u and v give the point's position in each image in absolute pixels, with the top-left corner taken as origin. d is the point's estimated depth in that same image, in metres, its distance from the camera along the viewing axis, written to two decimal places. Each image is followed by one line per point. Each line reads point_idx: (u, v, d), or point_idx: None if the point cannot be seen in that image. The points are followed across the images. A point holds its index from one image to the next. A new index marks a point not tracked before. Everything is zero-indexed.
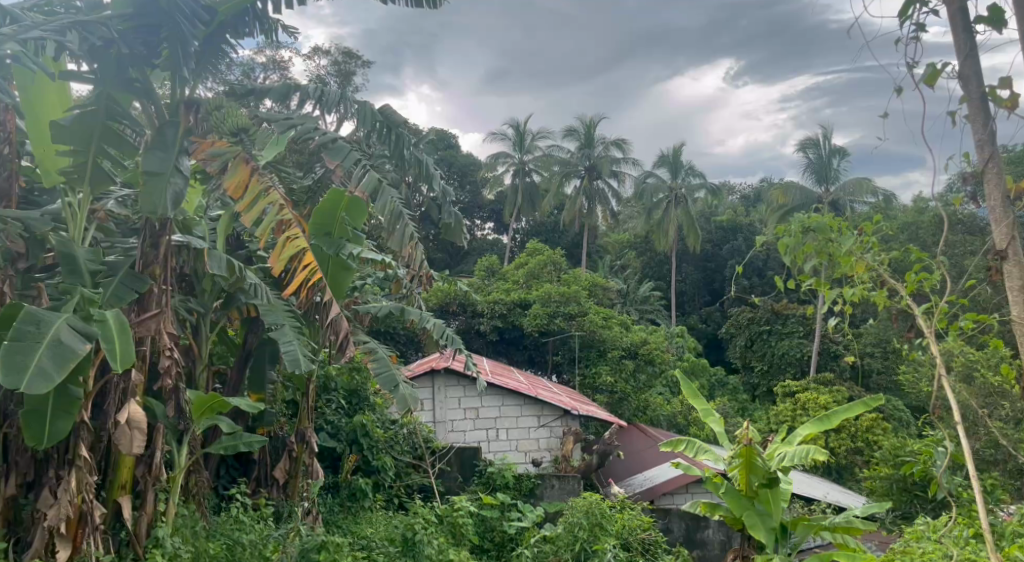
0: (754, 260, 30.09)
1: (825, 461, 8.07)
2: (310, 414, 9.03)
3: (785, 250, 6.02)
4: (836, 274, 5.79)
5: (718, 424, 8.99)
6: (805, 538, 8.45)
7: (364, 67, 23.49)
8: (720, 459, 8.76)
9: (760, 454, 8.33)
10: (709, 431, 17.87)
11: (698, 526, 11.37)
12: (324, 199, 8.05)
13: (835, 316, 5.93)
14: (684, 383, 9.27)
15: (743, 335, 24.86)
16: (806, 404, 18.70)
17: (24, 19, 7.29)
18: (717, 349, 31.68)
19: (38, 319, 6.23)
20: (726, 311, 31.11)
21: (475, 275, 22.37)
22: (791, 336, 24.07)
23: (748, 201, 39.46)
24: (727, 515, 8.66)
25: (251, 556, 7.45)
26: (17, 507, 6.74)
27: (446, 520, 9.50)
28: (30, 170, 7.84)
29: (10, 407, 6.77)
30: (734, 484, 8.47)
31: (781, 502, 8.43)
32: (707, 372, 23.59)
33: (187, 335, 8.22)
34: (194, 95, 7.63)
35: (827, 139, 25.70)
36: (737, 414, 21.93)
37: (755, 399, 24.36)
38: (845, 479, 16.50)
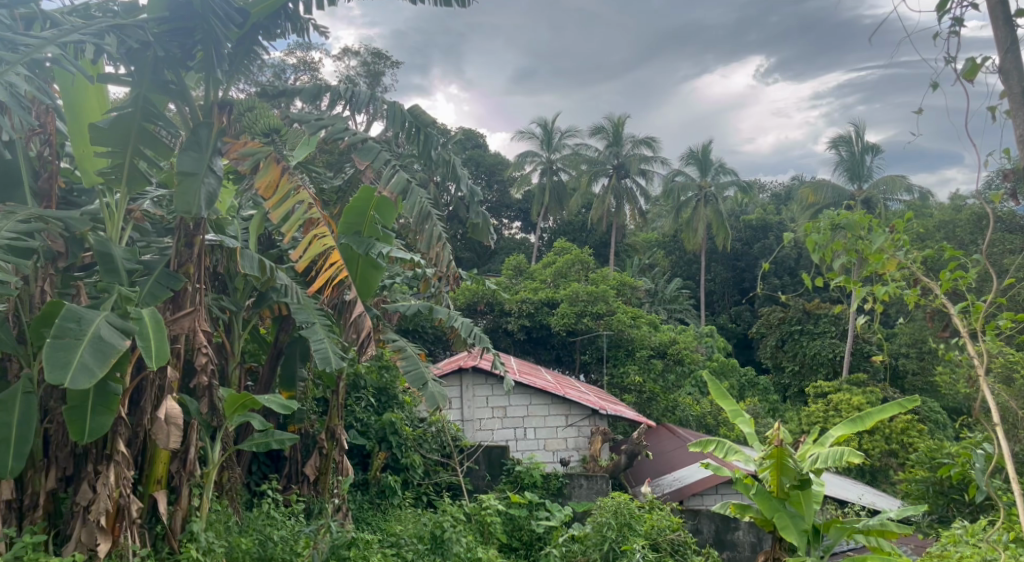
0: (785, 259, 29.87)
1: (860, 462, 8.00)
2: (339, 411, 9.14)
3: (814, 248, 6.01)
4: (865, 273, 5.81)
5: (747, 425, 8.98)
6: (838, 540, 8.30)
7: (393, 68, 23.63)
8: (750, 460, 8.73)
9: (791, 455, 8.38)
10: (738, 431, 17.77)
11: (728, 527, 11.34)
12: (355, 198, 8.12)
13: (864, 313, 5.99)
14: (712, 383, 9.22)
15: (774, 335, 24.68)
16: (838, 405, 18.60)
17: (63, 23, 7.41)
18: (746, 350, 31.53)
19: (78, 316, 6.35)
20: (756, 311, 30.94)
21: (503, 275, 22.35)
22: (823, 335, 23.87)
23: (779, 199, 39.09)
24: (757, 516, 8.64)
25: (282, 552, 7.57)
26: (57, 500, 6.85)
27: (474, 518, 9.57)
28: (68, 172, 7.93)
29: (51, 403, 6.88)
30: (765, 485, 8.48)
31: (814, 503, 8.37)
32: (737, 372, 23.49)
33: (220, 333, 8.36)
34: (226, 96, 7.76)
35: (860, 135, 25.42)
36: (767, 414, 21.81)
37: (786, 400, 24.21)
38: (878, 481, 16.39)
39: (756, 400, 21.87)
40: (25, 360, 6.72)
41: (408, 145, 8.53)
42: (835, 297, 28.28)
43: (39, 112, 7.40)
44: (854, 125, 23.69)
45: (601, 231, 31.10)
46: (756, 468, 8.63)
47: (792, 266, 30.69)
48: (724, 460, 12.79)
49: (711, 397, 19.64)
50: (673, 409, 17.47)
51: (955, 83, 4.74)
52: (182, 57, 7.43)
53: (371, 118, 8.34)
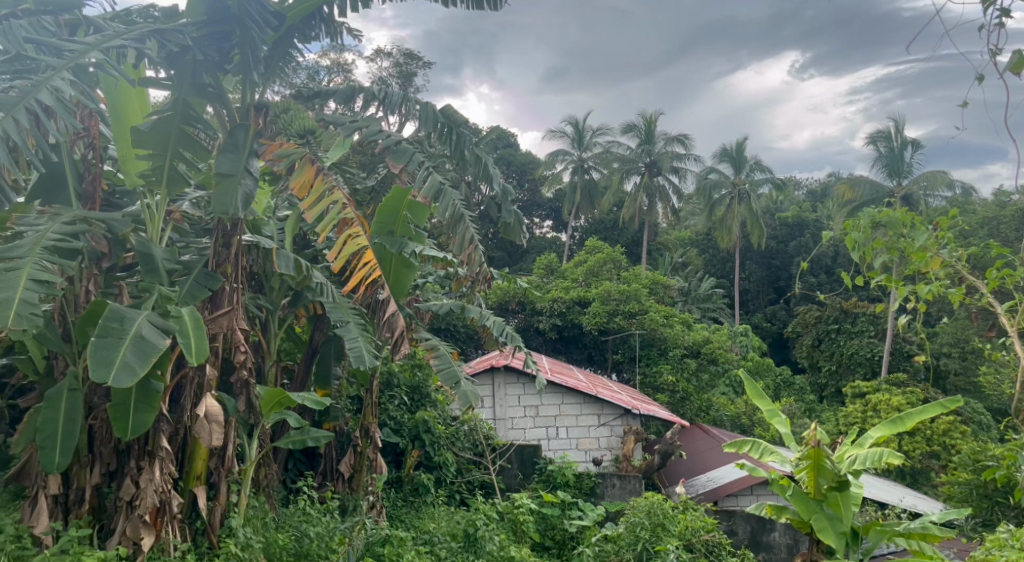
0: (822, 256, 29.56)
1: (900, 465, 8.01)
2: (373, 409, 9.22)
3: (854, 246, 5.99)
4: (908, 271, 5.79)
5: (784, 425, 8.96)
6: (878, 544, 8.33)
7: (424, 68, 23.73)
8: (785, 461, 8.74)
9: (829, 456, 8.37)
10: (774, 431, 17.65)
11: (764, 529, 11.29)
12: (387, 198, 8.19)
13: (905, 312, 5.99)
14: (747, 383, 9.21)
15: (810, 334, 24.34)
16: (877, 406, 18.40)
17: (106, 29, 7.54)
18: (782, 349, 31.27)
19: (121, 316, 6.49)
20: (792, 310, 30.67)
21: (534, 274, 22.34)
22: (860, 335, 23.55)
23: (815, 196, 38.64)
24: (794, 517, 8.61)
25: (318, 548, 7.63)
26: (101, 495, 6.99)
27: (507, 517, 9.64)
28: (111, 175, 8.08)
29: (95, 400, 7.02)
30: (801, 487, 8.48)
31: (852, 506, 8.37)
32: (771, 372, 23.33)
33: (257, 332, 8.50)
34: (262, 98, 7.90)
35: (899, 131, 25.10)
36: (803, 415, 21.61)
37: (823, 400, 23.96)
38: (919, 483, 16.20)
39: (791, 400, 21.71)
40: (70, 359, 6.86)
41: (441, 145, 8.61)
42: (874, 296, 27.93)
43: (83, 116, 7.46)
44: (894, 120, 23.41)
45: (633, 229, 30.99)
46: (793, 469, 8.65)
47: (829, 264, 30.35)
48: (759, 461, 12.74)
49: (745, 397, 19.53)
50: (706, 409, 17.50)
51: (1001, 76, 4.71)
52: (219, 60, 7.57)
53: (404, 119, 8.42)
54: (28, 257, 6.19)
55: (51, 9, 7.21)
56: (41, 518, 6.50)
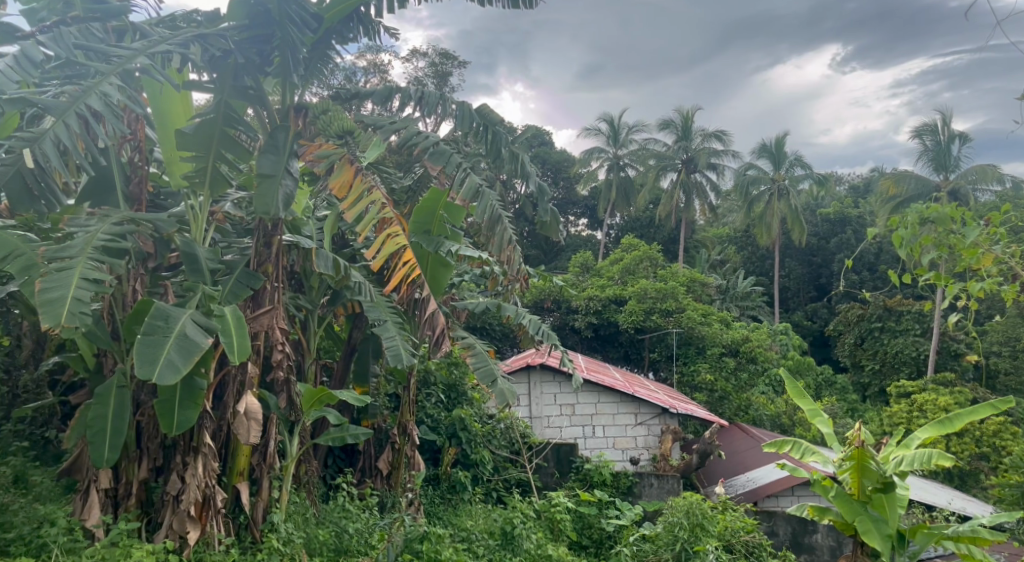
0: (866, 253, 29.19)
1: (951, 466, 7.95)
2: (411, 406, 9.36)
3: (901, 243, 5.88)
4: (958, 268, 5.75)
5: (826, 425, 8.95)
6: (925, 546, 8.30)
7: (460, 67, 23.82)
8: (828, 461, 8.78)
9: (874, 458, 8.38)
10: (816, 431, 17.52)
11: (806, 530, 11.18)
12: (424, 199, 8.33)
13: (956, 310, 5.95)
14: (789, 383, 9.20)
15: (853, 332, 24.08)
16: (923, 406, 18.14)
17: (151, 34, 7.71)
18: (823, 348, 30.93)
19: (166, 314, 6.64)
20: (834, 308, 30.32)
21: (570, 272, 22.35)
22: (905, 333, 23.15)
23: (858, 192, 38.08)
24: (838, 519, 8.61)
25: (357, 544, 7.76)
26: (148, 489, 7.16)
27: (544, 515, 9.71)
28: (156, 177, 8.27)
29: (142, 397, 7.18)
30: (845, 488, 8.49)
31: (898, 508, 8.31)
32: (812, 370, 23.15)
33: (297, 330, 8.64)
34: (302, 100, 8.04)
35: (946, 125, 24.72)
36: (845, 414, 21.38)
37: (865, 400, 23.69)
38: (968, 485, 15.96)
39: (833, 400, 21.50)
40: (118, 356, 7.03)
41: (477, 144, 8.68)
42: (919, 294, 27.53)
43: (130, 120, 7.66)
44: (942, 113, 23.05)
45: (670, 226, 30.80)
46: (836, 470, 8.66)
47: (872, 261, 29.93)
48: (801, 462, 12.66)
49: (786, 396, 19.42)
50: (745, 408, 17.43)
51: None
52: (260, 63, 7.73)
53: (441, 118, 8.50)
54: (80, 257, 6.35)
55: (99, 15, 7.57)
56: (92, 512, 6.68)
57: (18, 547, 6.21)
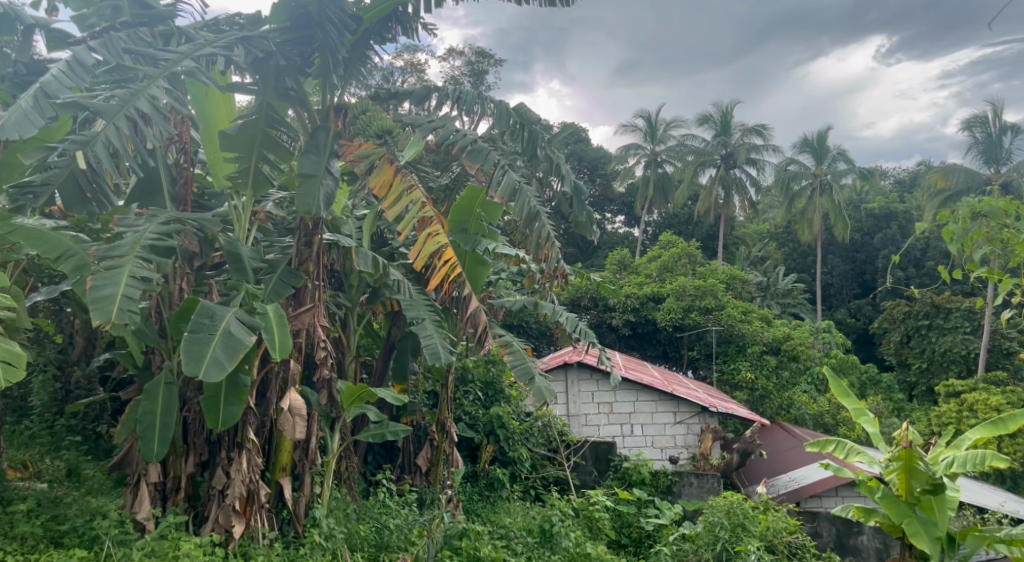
0: (912, 249, 28.76)
1: (1005, 468, 7.96)
2: (449, 404, 9.44)
3: (952, 239, 5.89)
4: (1013, 263, 5.66)
5: (871, 424, 8.90)
6: (977, 549, 8.27)
7: (496, 65, 23.86)
8: (874, 462, 8.73)
9: (922, 458, 8.31)
10: (860, 431, 17.33)
11: (850, 532, 11.02)
12: (461, 197, 8.41)
13: (1010, 307, 5.88)
14: (832, 382, 9.14)
15: (899, 330, 23.86)
16: (973, 406, 17.85)
17: (197, 37, 7.86)
18: (867, 346, 30.55)
19: (211, 312, 6.76)
20: (878, 305, 29.91)
21: (607, 270, 22.30)
22: (954, 331, 22.66)
23: (903, 186, 37.44)
24: (883, 521, 8.67)
25: (397, 540, 7.81)
26: (195, 484, 7.33)
27: (582, 514, 9.74)
28: (200, 178, 8.41)
29: (188, 393, 7.32)
30: (892, 489, 8.44)
31: (948, 510, 8.27)
32: (856, 369, 22.90)
33: (337, 328, 8.72)
34: (342, 100, 8.15)
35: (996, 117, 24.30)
36: (891, 414, 21.10)
37: (912, 399, 23.35)
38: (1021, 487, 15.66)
39: (878, 398, 21.23)
40: (165, 354, 7.18)
41: (513, 143, 8.73)
42: (968, 291, 27.05)
43: (176, 122, 7.79)
44: (992, 104, 22.66)
45: (709, 223, 30.56)
46: (883, 471, 8.63)
47: (919, 257, 29.47)
48: (845, 463, 12.54)
49: (829, 395, 19.24)
50: (788, 406, 17.22)
51: None
52: (301, 64, 7.86)
53: (478, 118, 8.55)
54: (129, 256, 6.50)
55: (147, 19, 7.74)
56: (142, 505, 6.84)
57: (72, 540, 6.40)
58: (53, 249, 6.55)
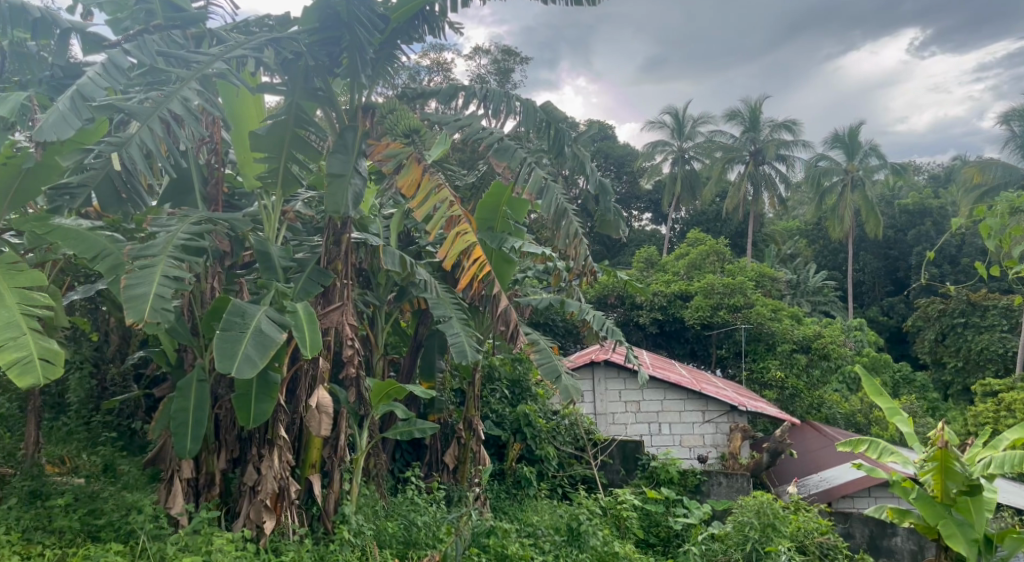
0: (947, 245, 28.39)
1: None
2: (476, 402, 9.56)
3: (989, 234, 5.94)
4: None
5: (906, 424, 8.85)
6: (1014, 552, 8.25)
7: (522, 64, 23.90)
8: (908, 462, 8.72)
9: (958, 460, 8.30)
10: (894, 430, 17.17)
11: (884, 533, 10.82)
12: (488, 194, 8.45)
13: None
14: (865, 381, 9.10)
15: (934, 329, 23.58)
16: (1011, 405, 17.59)
17: (227, 39, 7.98)
18: (900, 344, 30.22)
19: (242, 311, 6.86)
20: (912, 303, 29.56)
21: (634, 268, 22.24)
22: (990, 329, 22.34)
23: (938, 182, 37.01)
24: (918, 522, 8.62)
25: (426, 537, 7.78)
26: (227, 480, 7.45)
27: (610, 513, 9.75)
28: (231, 178, 8.50)
29: (220, 390, 7.43)
30: (927, 490, 8.43)
31: (985, 512, 8.24)
32: (889, 368, 22.70)
33: (365, 326, 8.79)
34: (370, 100, 8.19)
35: None
36: (925, 413, 20.86)
37: (947, 399, 23.06)
38: None
39: (913, 398, 21.01)
40: (197, 351, 7.29)
41: (539, 140, 8.76)
42: (1005, 288, 26.67)
43: (207, 123, 7.91)
44: None
45: (737, 220, 30.34)
46: (917, 472, 8.61)
47: (954, 254, 29.08)
48: (878, 464, 12.47)
49: (861, 393, 19.07)
50: (819, 406, 17.25)
51: None
52: (329, 64, 7.91)
53: (505, 116, 8.57)
54: (161, 256, 6.59)
55: (180, 22, 7.83)
56: (176, 500, 6.94)
57: (108, 533, 6.51)
58: (88, 250, 6.68)
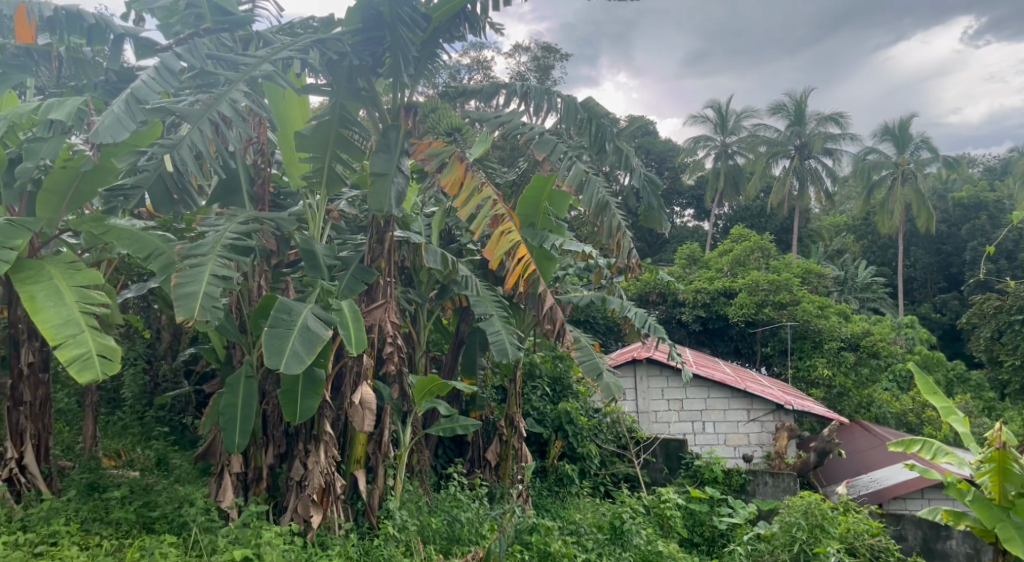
0: (1004, 240, 27.78)
1: None
2: (517, 399, 9.63)
3: None
4: None
5: (961, 424, 8.72)
6: None
7: (562, 60, 23.84)
8: (964, 463, 8.63)
9: (1017, 461, 8.22)
10: (947, 429, 16.88)
11: (938, 536, 10.64)
12: (529, 188, 8.41)
13: None
14: (919, 380, 9.00)
15: (990, 326, 20.84)
16: None
17: (273, 41, 8.12)
18: (954, 342, 29.67)
19: (289, 308, 6.98)
20: (966, 299, 29.00)
21: (675, 264, 22.09)
22: None
23: (993, 174, 36.27)
24: (973, 524, 8.51)
25: (469, 533, 7.83)
26: (275, 475, 7.58)
27: (654, 511, 9.73)
28: (277, 178, 8.65)
29: (268, 386, 7.56)
30: (984, 491, 8.35)
31: None
32: (943, 365, 22.35)
33: (408, 324, 8.88)
34: (412, 99, 8.27)
35: None
36: (982, 412, 20.48)
37: (1005, 397, 22.58)
38: None
39: (968, 396, 20.64)
40: (245, 348, 7.44)
41: (580, 136, 8.79)
42: None
43: (254, 124, 8.05)
44: None
45: (782, 216, 29.97)
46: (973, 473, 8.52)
47: (1010, 249, 28.44)
48: (930, 465, 12.28)
49: (913, 392, 18.80)
50: (868, 405, 17.08)
51: None
52: (372, 64, 8.01)
53: (546, 113, 8.62)
54: (211, 254, 6.73)
55: (228, 26, 8.05)
56: (226, 494, 7.07)
57: (162, 525, 6.67)
58: (141, 249, 6.84)
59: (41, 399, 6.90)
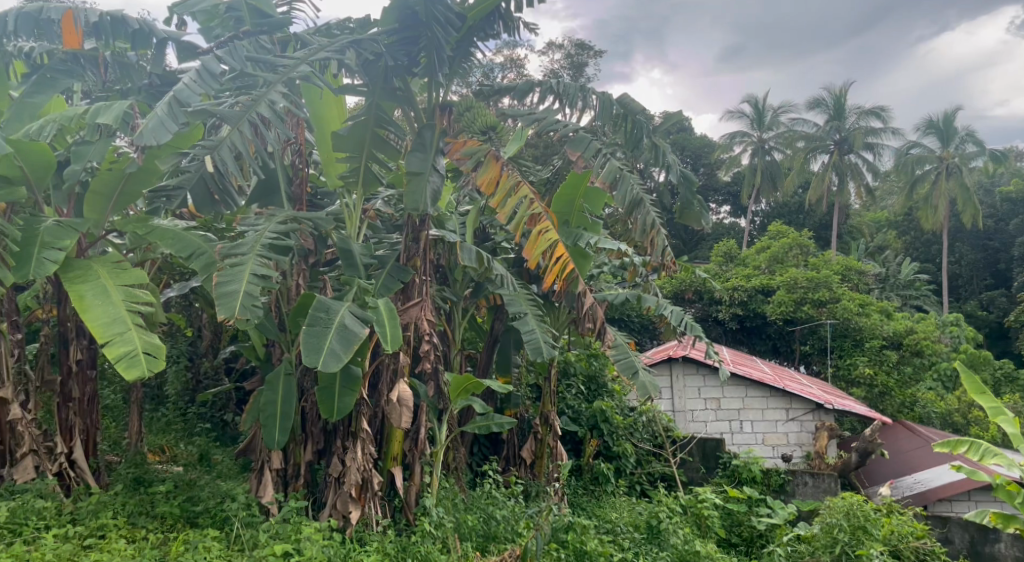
0: None
1: None
2: (552, 397, 9.64)
3: None
4: None
5: (1010, 424, 8.63)
6: None
7: (597, 57, 23.81)
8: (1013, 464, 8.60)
9: None
10: (995, 428, 16.61)
11: (985, 539, 10.50)
12: (565, 186, 8.22)
13: None
14: (966, 380, 8.88)
15: None
16: None
17: (311, 42, 8.23)
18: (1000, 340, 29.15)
19: (327, 306, 7.05)
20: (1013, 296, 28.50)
21: (712, 262, 21.94)
22: None
23: None
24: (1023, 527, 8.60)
25: (506, 531, 7.87)
26: (313, 471, 7.68)
27: (691, 511, 9.67)
28: (314, 178, 8.74)
29: (306, 384, 7.66)
30: None
31: None
32: (990, 363, 22.00)
33: (443, 322, 8.94)
34: (447, 98, 8.34)
35: None
36: None
37: None
38: None
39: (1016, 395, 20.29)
40: (284, 346, 7.53)
41: (615, 134, 8.80)
42: None
43: (292, 124, 8.13)
44: None
45: (820, 212, 29.64)
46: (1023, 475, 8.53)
47: None
48: (976, 466, 12.10)
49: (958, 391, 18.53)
50: (911, 404, 16.84)
51: None
52: (408, 64, 8.08)
53: (581, 110, 8.60)
54: (251, 254, 6.82)
55: (266, 28, 8.14)
56: (266, 489, 7.17)
57: (205, 520, 6.77)
58: (184, 249, 6.94)
59: (89, 394, 7.05)
